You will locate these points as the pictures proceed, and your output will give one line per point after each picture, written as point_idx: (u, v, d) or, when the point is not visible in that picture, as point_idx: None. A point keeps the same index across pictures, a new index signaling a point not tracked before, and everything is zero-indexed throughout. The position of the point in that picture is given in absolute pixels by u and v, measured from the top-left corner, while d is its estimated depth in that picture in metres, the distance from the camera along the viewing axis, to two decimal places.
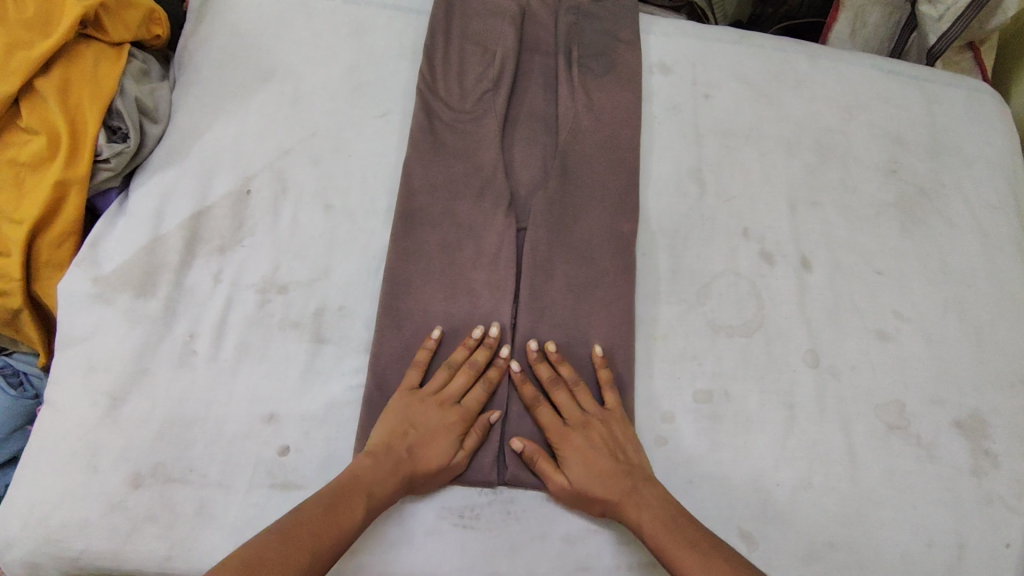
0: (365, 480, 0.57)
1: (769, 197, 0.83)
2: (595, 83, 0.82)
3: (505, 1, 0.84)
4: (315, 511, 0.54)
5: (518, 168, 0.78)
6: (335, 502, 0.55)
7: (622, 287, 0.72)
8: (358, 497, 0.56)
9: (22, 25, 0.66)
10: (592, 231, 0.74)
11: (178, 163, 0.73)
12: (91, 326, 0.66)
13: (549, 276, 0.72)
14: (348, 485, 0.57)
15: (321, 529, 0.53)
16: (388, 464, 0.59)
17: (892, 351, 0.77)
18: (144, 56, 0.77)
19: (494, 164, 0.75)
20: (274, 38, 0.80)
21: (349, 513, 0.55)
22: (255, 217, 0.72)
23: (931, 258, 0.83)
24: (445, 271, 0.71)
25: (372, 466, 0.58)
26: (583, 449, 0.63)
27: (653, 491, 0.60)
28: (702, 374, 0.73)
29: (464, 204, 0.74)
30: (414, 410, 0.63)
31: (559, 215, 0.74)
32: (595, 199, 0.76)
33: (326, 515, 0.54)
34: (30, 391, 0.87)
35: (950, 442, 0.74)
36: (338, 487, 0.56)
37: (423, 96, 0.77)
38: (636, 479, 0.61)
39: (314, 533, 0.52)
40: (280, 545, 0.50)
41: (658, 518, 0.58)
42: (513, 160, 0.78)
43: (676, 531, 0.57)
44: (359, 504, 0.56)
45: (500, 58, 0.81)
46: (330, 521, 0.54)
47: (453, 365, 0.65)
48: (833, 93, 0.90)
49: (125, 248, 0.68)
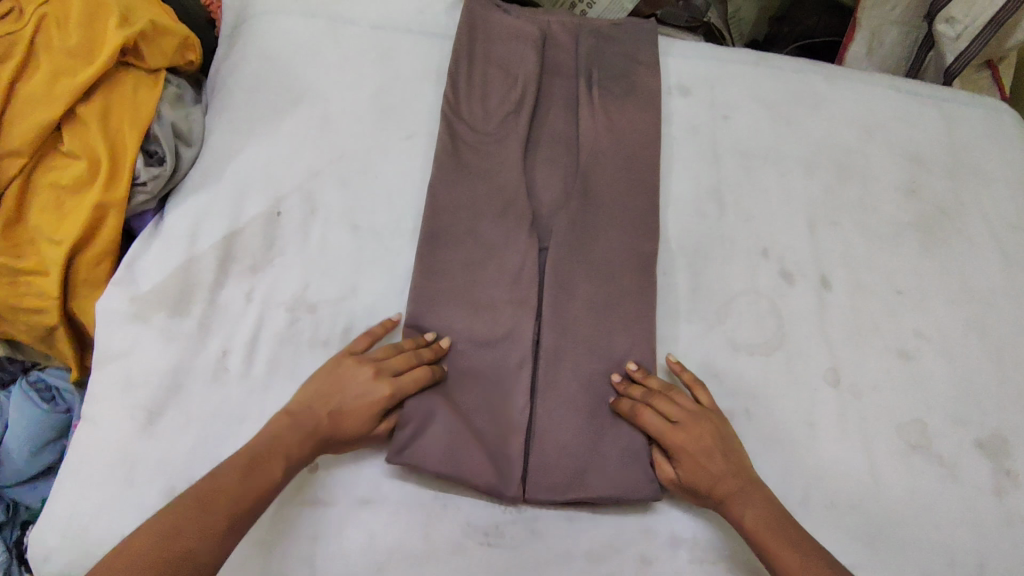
0: (282, 442, 0.60)
1: (789, 217, 0.84)
2: (616, 105, 0.83)
3: (526, 24, 0.85)
4: (233, 472, 0.57)
5: (541, 189, 0.79)
6: (250, 467, 0.57)
7: (644, 309, 0.73)
8: (278, 454, 0.59)
9: (66, 54, 0.68)
10: (612, 252, 0.76)
11: (211, 185, 0.75)
12: (127, 344, 0.68)
13: (571, 296, 0.73)
14: (265, 446, 0.59)
15: (236, 486, 0.56)
16: (302, 418, 0.61)
17: (913, 370, 0.78)
18: (179, 81, 0.80)
19: (517, 185, 0.77)
20: (303, 62, 0.82)
21: (265, 472, 0.58)
22: (285, 237, 0.74)
23: (951, 277, 0.83)
24: (467, 288, 0.73)
25: (296, 428, 0.61)
26: (693, 452, 0.64)
27: (760, 492, 0.63)
28: (724, 393, 0.74)
29: (487, 224, 0.75)
30: (342, 373, 0.64)
31: (581, 236, 0.76)
32: (616, 220, 0.77)
33: (243, 477, 0.57)
34: (62, 405, 0.90)
35: (971, 461, 0.74)
36: (256, 446, 0.59)
37: (447, 119, 0.79)
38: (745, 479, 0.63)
39: (228, 490, 0.56)
40: (192, 507, 0.53)
41: (760, 517, 0.61)
42: (535, 182, 0.79)
43: (777, 532, 0.60)
44: (283, 453, 0.59)
45: (522, 81, 0.82)
46: (248, 484, 0.56)
47: (397, 348, 0.67)
48: (852, 113, 0.91)
49: (160, 268, 0.70)
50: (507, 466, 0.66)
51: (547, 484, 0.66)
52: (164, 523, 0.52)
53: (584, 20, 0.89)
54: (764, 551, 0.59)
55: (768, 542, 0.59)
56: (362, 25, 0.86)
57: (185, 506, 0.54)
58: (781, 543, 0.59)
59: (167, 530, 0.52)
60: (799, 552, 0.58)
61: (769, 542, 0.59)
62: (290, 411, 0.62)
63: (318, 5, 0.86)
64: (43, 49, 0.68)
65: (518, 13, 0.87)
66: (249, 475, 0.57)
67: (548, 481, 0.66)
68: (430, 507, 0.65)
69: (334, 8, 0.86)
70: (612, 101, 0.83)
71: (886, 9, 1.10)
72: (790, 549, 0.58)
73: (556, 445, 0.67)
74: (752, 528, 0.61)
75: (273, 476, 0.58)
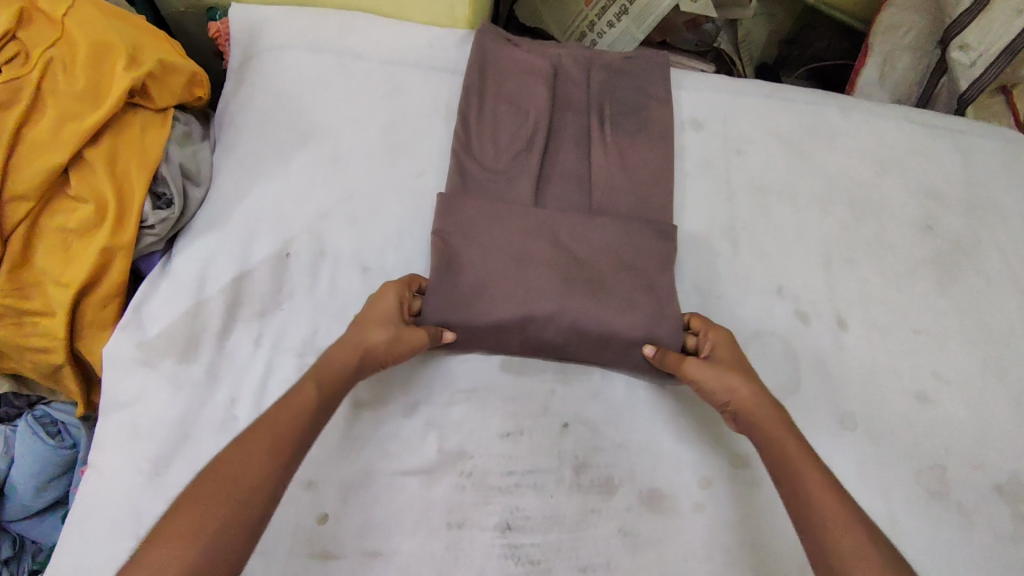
0: (304, 408, 0.58)
1: (803, 254, 0.83)
2: (628, 142, 0.82)
3: (538, 60, 0.85)
4: (258, 439, 0.54)
5: (551, 236, 0.76)
6: (278, 407, 0.57)
7: (642, 368, 0.73)
8: (298, 416, 0.57)
9: (72, 98, 0.67)
10: (619, 312, 0.72)
11: (220, 227, 0.74)
12: (135, 392, 0.67)
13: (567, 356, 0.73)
14: (277, 412, 0.57)
15: (265, 451, 0.54)
16: (320, 369, 0.61)
17: (931, 414, 0.76)
18: (187, 117, 0.79)
19: (524, 233, 0.75)
20: (313, 98, 0.82)
21: (288, 434, 0.56)
22: (294, 279, 0.73)
23: (969, 316, 0.82)
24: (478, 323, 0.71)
25: (314, 387, 0.59)
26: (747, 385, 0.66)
27: (814, 469, 0.58)
28: (740, 438, 0.72)
29: (493, 271, 0.73)
30: (373, 311, 0.67)
31: (589, 291, 0.73)
32: (622, 276, 0.75)
33: (269, 448, 0.54)
34: (68, 440, 0.88)
35: (993, 508, 0.73)
36: (272, 414, 0.56)
37: (458, 157, 0.79)
38: (782, 432, 0.62)
39: (252, 455, 0.53)
40: (222, 479, 0.51)
41: (804, 465, 0.59)
42: (545, 226, 0.76)
43: (825, 482, 0.57)
44: (304, 405, 0.58)
45: (533, 119, 0.82)
46: (273, 437, 0.55)
47: None
48: (867, 146, 0.90)
49: (169, 312, 0.70)
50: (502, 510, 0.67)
51: (546, 534, 0.66)
52: (196, 505, 0.50)
53: (597, 54, 0.88)
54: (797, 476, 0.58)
55: (812, 490, 0.57)
56: (371, 60, 0.85)
57: (208, 485, 0.51)
58: (826, 491, 0.56)
59: (195, 523, 0.49)
60: (840, 506, 0.55)
61: (815, 495, 0.56)
62: (311, 373, 0.61)
63: (327, 39, 0.85)
64: (49, 92, 0.67)
65: (530, 49, 0.86)
66: (275, 437, 0.55)
67: (547, 529, 0.67)
68: (442, 559, 0.64)
69: (344, 41, 0.85)
70: (623, 140, 0.82)
71: (898, 34, 1.09)
72: (832, 496, 0.56)
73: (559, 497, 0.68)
74: (794, 472, 0.59)
75: (297, 441, 0.56)
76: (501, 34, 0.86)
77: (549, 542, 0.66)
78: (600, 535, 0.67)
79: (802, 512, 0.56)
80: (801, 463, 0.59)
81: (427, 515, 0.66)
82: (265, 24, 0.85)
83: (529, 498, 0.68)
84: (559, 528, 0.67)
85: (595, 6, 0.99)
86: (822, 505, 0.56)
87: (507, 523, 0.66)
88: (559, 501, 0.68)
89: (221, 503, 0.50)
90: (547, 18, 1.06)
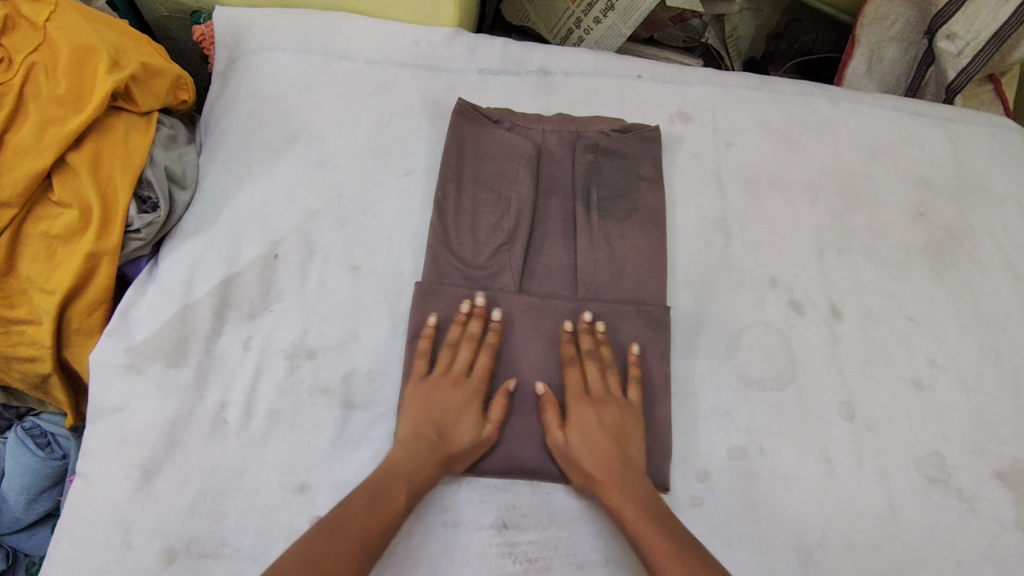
0: (394, 510, 0.60)
1: (797, 245, 0.82)
2: (617, 230, 0.78)
3: (520, 141, 0.80)
4: (344, 533, 0.58)
5: (546, 337, 0.72)
6: (375, 495, 0.61)
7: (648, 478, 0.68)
8: (389, 516, 0.60)
9: (54, 102, 0.66)
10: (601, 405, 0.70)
11: (207, 230, 0.73)
12: (124, 398, 0.66)
13: (552, 472, 0.67)
14: (356, 505, 0.60)
15: (350, 558, 0.57)
16: (407, 469, 0.63)
17: (929, 402, 0.76)
18: (172, 120, 0.79)
19: (515, 328, 0.72)
20: (299, 100, 0.82)
21: (374, 535, 0.59)
22: (283, 281, 0.72)
23: (963, 302, 0.82)
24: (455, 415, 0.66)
25: (407, 489, 0.62)
26: (591, 422, 0.67)
27: (658, 538, 0.60)
28: (737, 430, 0.72)
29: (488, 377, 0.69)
30: (434, 394, 0.67)
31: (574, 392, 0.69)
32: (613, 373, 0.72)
33: (355, 544, 0.58)
34: (58, 451, 0.86)
35: (993, 494, 0.72)
36: (358, 505, 0.60)
37: (436, 253, 0.73)
38: (616, 477, 0.64)
39: (337, 556, 0.56)
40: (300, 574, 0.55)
41: (638, 517, 0.62)
42: (557, 324, 0.72)
43: (660, 533, 0.61)
44: (398, 508, 0.61)
45: (516, 207, 0.77)
46: (349, 535, 0.58)
47: (454, 342, 0.69)
48: (857, 136, 0.90)
49: (156, 318, 0.69)
50: (489, 516, 0.66)
51: (543, 538, 0.65)
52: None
53: (583, 125, 0.82)
54: (644, 546, 0.61)
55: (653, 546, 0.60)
56: (358, 60, 0.85)
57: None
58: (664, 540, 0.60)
59: None
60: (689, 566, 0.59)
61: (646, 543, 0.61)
62: (405, 472, 0.63)
63: (313, 40, 0.85)
64: (31, 98, 0.66)
65: (513, 126, 0.82)
66: (361, 531, 0.58)
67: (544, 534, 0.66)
68: (437, 559, 0.64)
69: (331, 41, 0.85)
70: (613, 144, 0.82)
71: (883, 25, 1.08)
72: (673, 546, 0.60)
73: (555, 504, 0.67)
74: (633, 527, 0.62)
75: (375, 536, 0.59)
76: (480, 112, 0.82)
77: (547, 539, 0.65)
78: (597, 531, 0.66)
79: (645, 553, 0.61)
80: (634, 513, 0.62)
81: (422, 515, 0.65)
82: (250, 27, 0.85)
83: (526, 496, 0.67)
84: (555, 526, 0.66)
85: (581, 3, 0.98)
86: (661, 555, 0.59)
87: (504, 521, 0.66)
88: (555, 498, 0.67)
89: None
90: (534, 17, 1.05)
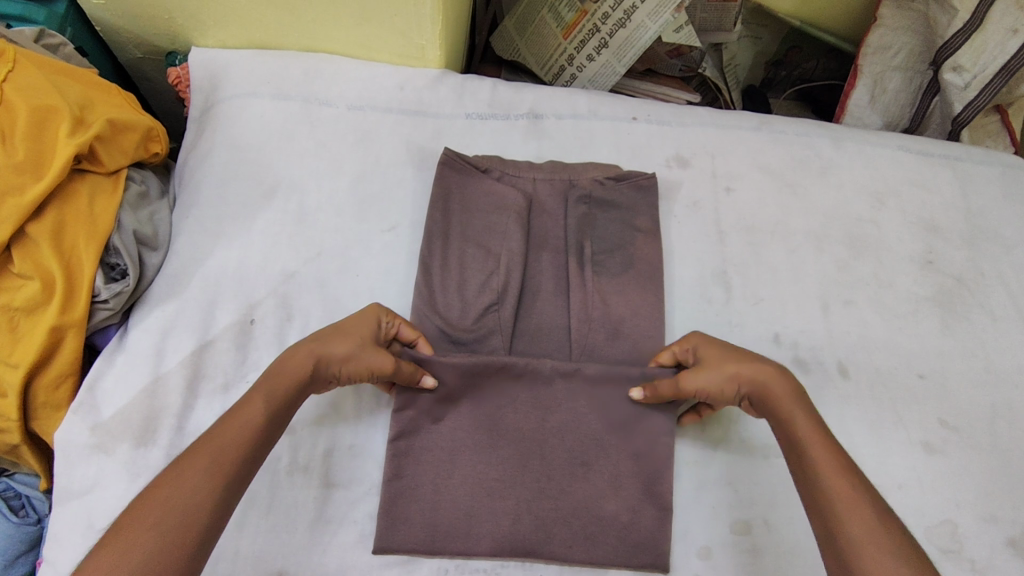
0: (250, 428, 0.53)
1: (800, 297, 0.79)
2: (611, 285, 0.74)
3: (509, 192, 0.77)
4: (195, 457, 0.50)
5: (528, 400, 0.67)
6: (230, 414, 0.54)
7: (650, 562, 0.64)
8: (238, 426, 0.53)
9: (11, 170, 0.62)
10: (604, 493, 0.65)
11: (179, 295, 0.70)
12: (89, 480, 0.63)
13: (551, 553, 0.63)
14: (219, 431, 0.52)
15: (196, 482, 0.49)
16: (269, 384, 0.56)
17: (942, 466, 0.72)
18: (143, 175, 0.75)
19: (502, 395, 0.67)
20: (277, 151, 0.78)
21: (226, 462, 0.51)
22: (260, 348, 0.69)
23: (975, 357, 0.78)
24: (470, 500, 0.64)
25: (266, 399, 0.55)
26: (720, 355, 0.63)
27: (825, 453, 0.54)
28: (739, 502, 0.68)
29: (466, 447, 0.65)
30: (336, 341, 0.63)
31: (570, 467, 0.66)
32: (608, 449, 0.66)
33: (207, 466, 0.50)
34: (33, 515, 0.80)
35: (1008, 566, 0.68)
36: (214, 429, 0.52)
37: (421, 316, 0.70)
38: (788, 397, 0.58)
39: (185, 481, 0.49)
40: (150, 513, 0.47)
41: (806, 431, 0.55)
42: (541, 385, 0.67)
43: (825, 447, 0.54)
44: (253, 412, 0.54)
45: (505, 264, 0.73)
46: (198, 451, 0.50)
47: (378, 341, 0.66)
48: (861, 179, 0.86)
49: (125, 392, 0.66)
50: None
51: None
52: (127, 533, 0.46)
53: (575, 172, 0.78)
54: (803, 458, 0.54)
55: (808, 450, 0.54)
56: (340, 106, 0.81)
57: (140, 515, 0.47)
58: (826, 456, 0.53)
59: (122, 555, 0.45)
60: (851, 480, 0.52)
61: (811, 455, 0.54)
62: (259, 386, 0.56)
63: (292, 86, 0.81)
64: None
65: (502, 176, 0.78)
66: (211, 452, 0.51)
67: None
68: None
69: (310, 86, 0.82)
70: (608, 193, 0.78)
71: (887, 55, 1.04)
72: (833, 461, 0.53)
73: None
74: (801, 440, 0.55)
75: (236, 455, 0.51)
76: (468, 162, 0.78)
77: None
78: None
79: (805, 479, 0.53)
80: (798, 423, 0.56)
81: None
82: (226, 72, 0.81)
83: None
84: None
85: (574, 40, 0.94)
86: (823, 470, 0.53)
87: None
88: None
89: (154, 539, 0.46)
90: (524, 52, 1.01)
